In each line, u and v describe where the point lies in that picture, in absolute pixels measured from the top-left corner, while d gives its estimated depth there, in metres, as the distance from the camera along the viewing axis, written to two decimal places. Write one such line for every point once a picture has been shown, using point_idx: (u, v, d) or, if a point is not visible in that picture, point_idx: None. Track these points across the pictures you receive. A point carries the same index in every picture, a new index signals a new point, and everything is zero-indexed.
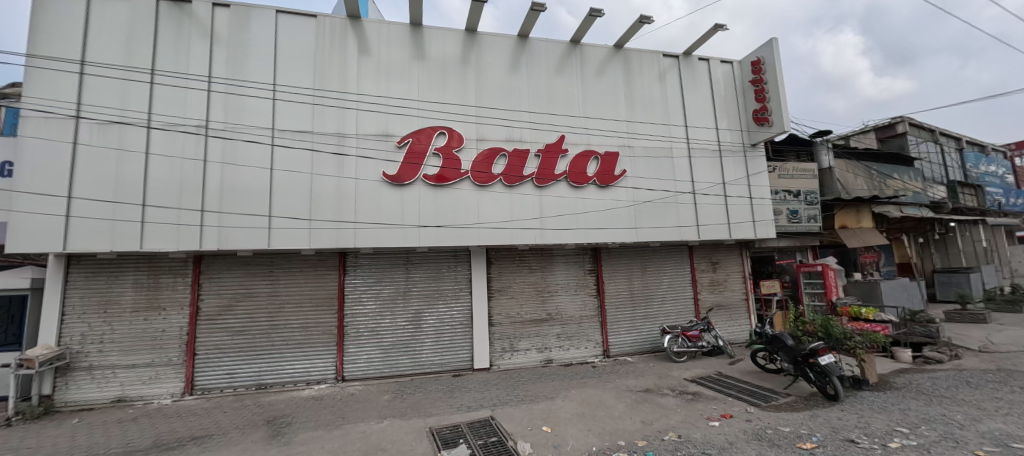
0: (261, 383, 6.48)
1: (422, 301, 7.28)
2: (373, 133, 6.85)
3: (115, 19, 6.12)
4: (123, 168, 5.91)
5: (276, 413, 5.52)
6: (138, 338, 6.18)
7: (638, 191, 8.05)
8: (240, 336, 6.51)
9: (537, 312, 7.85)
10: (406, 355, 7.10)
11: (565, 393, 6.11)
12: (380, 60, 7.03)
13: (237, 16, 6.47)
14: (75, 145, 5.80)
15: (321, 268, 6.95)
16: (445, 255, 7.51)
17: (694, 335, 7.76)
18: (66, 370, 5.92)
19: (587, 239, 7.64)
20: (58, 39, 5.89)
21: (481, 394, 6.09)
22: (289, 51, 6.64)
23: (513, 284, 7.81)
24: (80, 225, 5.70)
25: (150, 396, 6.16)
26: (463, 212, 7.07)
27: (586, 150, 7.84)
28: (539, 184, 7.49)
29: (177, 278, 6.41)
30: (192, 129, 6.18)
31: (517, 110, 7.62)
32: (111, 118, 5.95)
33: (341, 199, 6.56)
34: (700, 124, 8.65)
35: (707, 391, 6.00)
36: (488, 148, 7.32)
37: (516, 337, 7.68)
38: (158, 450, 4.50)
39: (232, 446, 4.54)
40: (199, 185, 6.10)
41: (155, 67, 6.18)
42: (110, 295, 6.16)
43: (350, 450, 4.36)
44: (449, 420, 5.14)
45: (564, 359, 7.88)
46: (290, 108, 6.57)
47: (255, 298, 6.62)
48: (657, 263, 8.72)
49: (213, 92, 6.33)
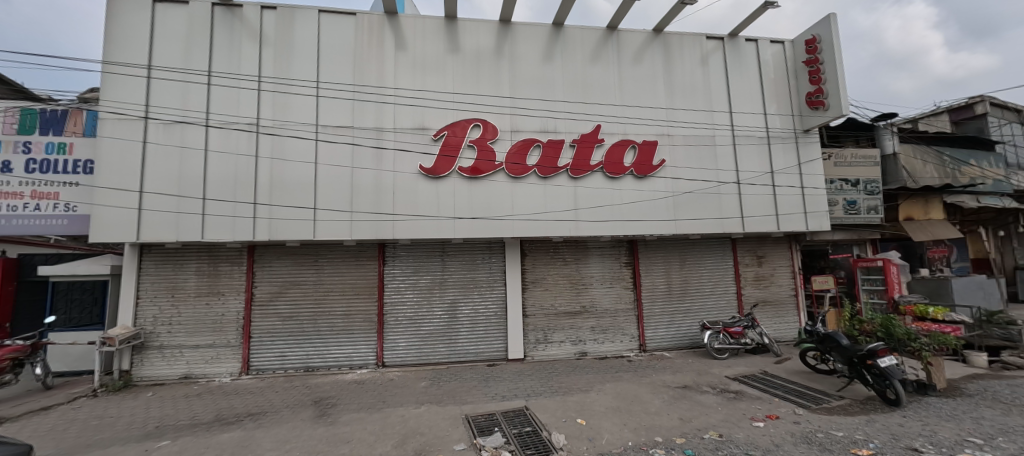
0: (309, 365, 6.88)
1: (457, 292, 7.42)
2: (410, 126, 7.00)
3: (176, 26, 6.57)
4: (185, 165, 6.38)
5: (322, 394, 5.86)
6: (200, 321, 6.71)
7: (678, 181, 7.75)
8: (289, 322, 6.91)
9: (571, 304, 7.80)
10: (443, 343, 7.29)
11: (600, 386, 6.06)
12: (416, 54, 7.15)
13: (283, 17, 6.78)
14: (144, 144, 6.33)
15: (362, 258, 7.23)
16: (480, 247, 7.60)
17: (737, 332, 7.44)
18: (142, 348, 6.54)
19: (623, 231, 7.47)
20: (129, 47, 6.43)
21: (515, 385, 6.16)
22: (331, 49, 6.88)
23: (547, 276, 7.79)
24: (151, 217, 6.23)
25: (212, 374, 6.68)
26: (498, 203, 7.11)
27: (623, 140, 7.64)
28: (574, 175, 7.38)
29: (233, 267, 6.88)
30: (244, 127, 6.57)
31: (552, 100, 7.52)
32: (174, 118, 6.43)
33: (380, 192, 6.77)
34: (746, 110, 8.18)
35: (751, 389, 5.74)
36: (523, 139, 7.29)
37: (550, 329, 7.68)
38: (220, 424, 4.89)
39: (284, 423, 4.87)
40: (252, 179, 6.49)
41: (211, 69, 6.60)
42: (177, 281, 6.71)
43: (391, 433, 4.56)
44: (484, 408, 5.24)
45: (599, 353, 7.80)
46: (332, 104, 6.82)
47: (302, 286, 7.00)
48: (697, 257, 8.40)
49: (262, 91, 6.68)
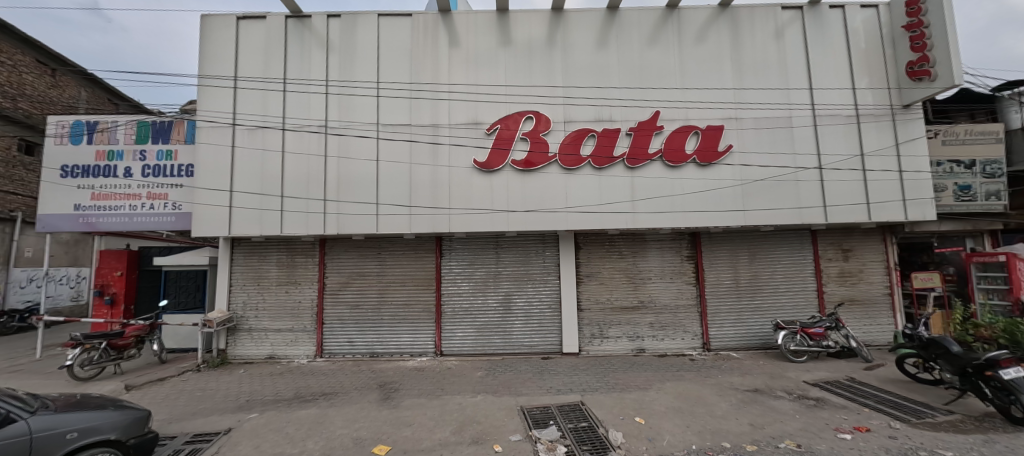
0: (374, 351, 7.33)
1: (511, 284, 7.48)
2: (464, 121, 7.13)
3: (256, 40, 7.23)
4: (267, 165, 7.04)
5: (386, 379, 6.22)
6: (281, 307, 7.40)
7: (747, 168, 7.15)
8: (356, 310, 7.40)
9: (627, 299, 7.54)
10: (498, 335, 7.40)
11: (659, 384, 5.81)
12: (469, 49, 7.25)
13: (346, 24, 7.22)
14: (233, 148, 7.06)
15: (421, 250, 7.53)
16: (534, 240, 7.58)
17: (818, 333, 6.74)
18: (234, 330, 7.37)
19: (684, 223, 7.05)
20: (219, 61, 7.19)
21: (571, 379, 6.10)
22: (390, 51, 7.19)
23: (602, 270, 7.59)
24: (239, 213, 6.96)
25: (292, 355, 7.35)
26: (551, 196, 7.03)
27: (684, 126, 7.20)
28: (630, 165, 7.09)
29: (307, 258, 7.49)
30: (315, 129, 7.10)
31: (606, 88, 7.27)
32: (256, 124, 7.10)
33: (436, 187, 6.99)
34: (830, 86, 7.33)
35: (835, 397, 5.17)
36: (576, 130, 7.14)
37: (606, 324, 7.49)
38: (298, 402, 5.37)
39: (353, 404, 5.24)
40: (322, 178, 7.01)
41: (286, 77, 7.19)
42: (261, 271, 7.45)
43: (449, 419, 4.71)
44: (539, 401, 5.25)
45: (658, 350, 7.48)
46: (391, 104, 7.14)
47: (367, 277, 7.46)
48: (769, 250, 7.70)
49: (330, 94, 7.15)
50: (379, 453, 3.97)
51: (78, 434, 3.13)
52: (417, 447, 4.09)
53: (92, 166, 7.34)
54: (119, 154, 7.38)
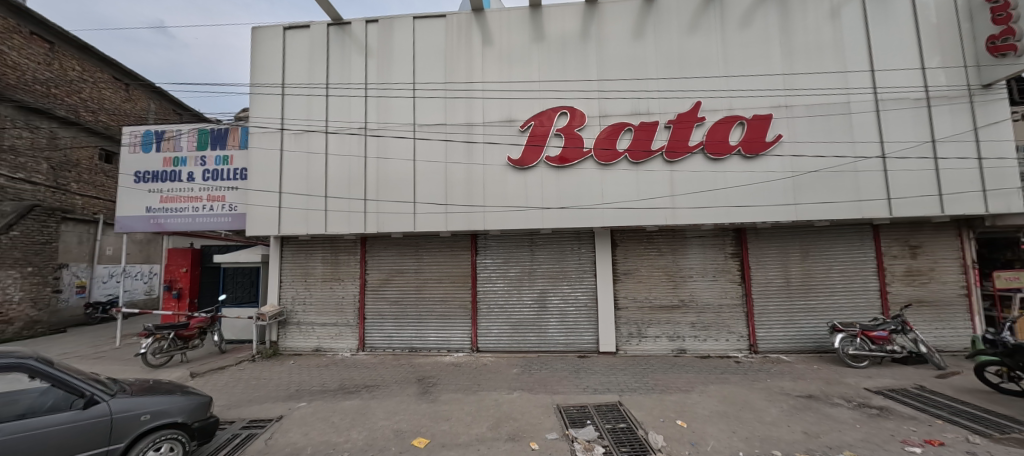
0: (413, 346, 7.54)
1: (546, 282, 7.43)
2: (498, 119, 7.16)
3: (301, 48, 7.61)
4: (312, 167, 7.40)
5: (424, 373, 6.37)
6: (326, 303, 7.77)
7: (799, 159, 6.70)
8: (396, 305, 7.64)
9: (667, 298, 7.29)
10: (533, 332, 7.38)
11: (702, 387, 5.57)
12: (502, 47, 7.27)
13: (384, 29, 7.44)
14: (281, 152, 7.49)
15: (456, 248, 7.65)
16: (569, 237, 7.48)
17: (881, 336, 6.20)
18: (285, 323, 7.82)
19: (728, 219, 6.71)
20: (269, 70, 7.64)
21: (608, 378, 5.98)
22: (425, 52, 7.34)
23: (641, 267, 7.38)
24: (288, 213, 7.36)
25: (336, 349, 7.69)
26: (587, 192, 6.91)
27: (728, 117, 6.85)
28: (669, 158, 6.83)
29: (350, 256, 7.81)
30: (355, 131, 7.37)
31: (644, 80, 7.04)
32: (302, 128, 7.48)
33: (471, 185, 7.07)
34: (894, 67, 6.71)
35: (902, 407, 4.75)
36: (612, 124, 6.98)
37: (644, 323, 7.29)
38: (343, 393, 5.62)
39: (393, 397, 5.41)
40: (362, 178, 7.28)
41: (328, 82, 7.51)
42: (308, 268, 7.86)
43: (485, 415, 4.76)
44: (576, 400, 5.19)
45: (700, 351, 7.19)
46: (427, 104, 7.29)
47: (405, 274, 7.67)
48: (825, 247, 7.17)
49: (369, 97, 7.41)
50: (419, 446, 4.08)
51: (150, 416, 3.43)
52: (455, 441, 4.16)
53: (160, 171, 8.02)
54: (183, 160, 8.02)
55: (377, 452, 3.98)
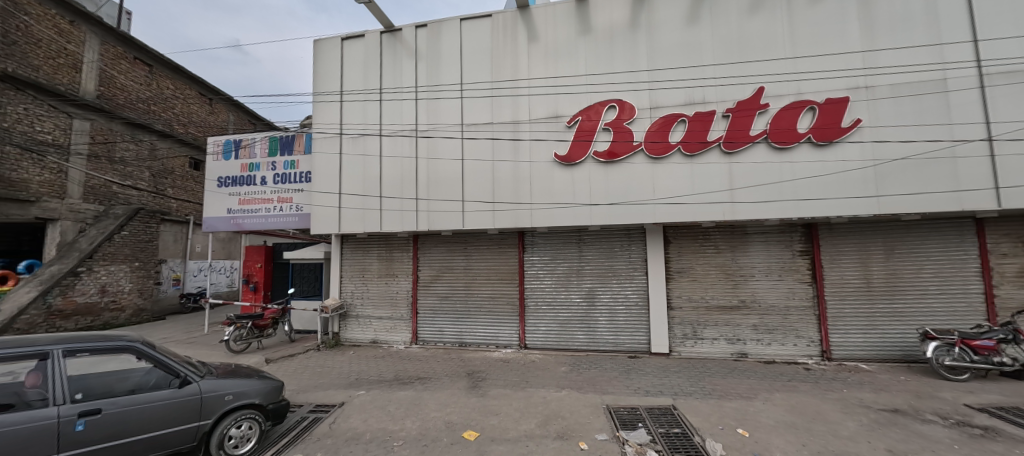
0: (462, 341, 7.74)
1: (595, 280, 7.28)
2: (544, 116, 7.12)
3: (357, 56, 8.04)
4: (368, 169, 7.81)
5: (474, 368, 6.51)
6: (382, 297, 8.18)
7: (882, 145, 6.00)
8: (446, 301, 7.87)
9: (725, 299, 6.87)
10: (582, 331, 7.27)
11: (766, 394, 5.18)
12: (548, 43, 7.20)
13: (432, 33, 7.67)
14: (341, 155, 7.98)
15: (504, 245, 7.72)
16: (618, 234, 7.27)
17: (986, 346, 5.41)
18: (345, 316, 8.34)
19: (795, 213, 6.17)
20: (329, 79, 8.16)
21: (660, 380, 5.75)
22: (472, 53, 7.47)
23: (696, 265, 7.01)
24: (347, 212, 7.84)
25: (392, 341, 8.08)
26: (637, 188, 6.66)
27: (797, 101, 6.29)
28: (728, 149, 6.41)
29: (403, 253, 8.16)
30: (407, 133, 7.67)
31: (698, 67, 6.66)
32: (359, 132, 7.92)
33: (518, 182, 7.09)
34: (1003, 36, 5.81)
35: (1013, 427, 4.11)
36: (664, 116, 6.67)
37: (700, 324, 6.92)
38: (398, 383, 5.89)
39: (444, 389, 5.59)
40: (414, 178, 7.56)
41: (381, 87, 7.88)
42: (365, 264, 8.32)
43: (534, 412, 4.76)
44: (626, 401, 5.05)
45: (764, 356, 6.70)
46: (474, 103, 7.41)
47: (455, 271, 7.88)
48: (914, 243, 6.36)
49: (419, 100, 7.68)
50: (469, 439, 4.18)
51: (233, 396, 3.82)
52: (504, 436, 4.21)
53: (238, 176, 8.87)
54: (257, 165, 8.81)
55: (430, 442, 4.13)
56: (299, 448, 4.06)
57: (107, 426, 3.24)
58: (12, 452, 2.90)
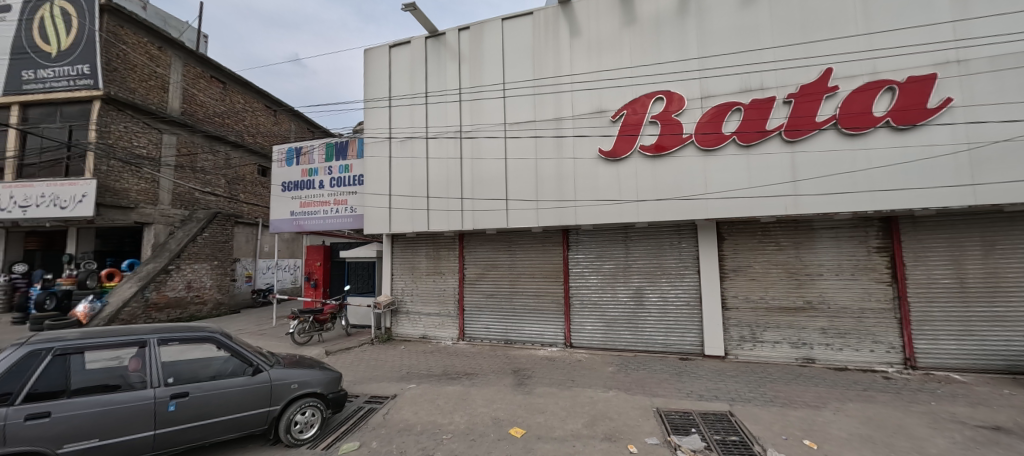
0: (508, 338, 7.81)
1: (643, 278, 7.05)
2: (588, 111, 7.00)
3: (403, 63, 8.35)
4: (416, 171, 8.09)
5: (520, 365, 6.55)
6: (430, 294, 8.45)
7: (978, 126, 5.28)
8: (492, 298, 7.98)
9: (787, 299, 6.38)
10: (630, 330, 7.07)
11: (836, 404, 4.75)
12: (591, 36, 7.06)
13: (475, 34, 7.79)
14: (390, 159, 8.34)
15: (548, 243, 7.68)
16: (667, 230, 6.98)
17: None
18: (396, 312, 8.71)
19: (871, 206, 5.58)
20: (379, 86, 8.55)
21: (715, 384, 5.46)
22: (514, 52, 7.50)
23: (754, 263, 6.57)
24: (397, 213, 8.18)
25: (440, 337, 8.32)
26: (687, 182, 6.36)
27: (874, 81, 5.68)
28: (790, 138, 5.93)
29: (449, 251, 8.38)
30: (451, 134, 7.86)
31: (755, 51, 6.24)
32: (407, 135, 8.23)
33: (562, 180, 7.02)
34: None
35: None
36: (716, 105, 6.31)
37: (760, 326, 6.49)
38: (446, 378, 6.07)
39: (490, 385, 5.68)
40: (459, 178, 7.73)
41: (427, 91, 8.13)
42: (414, 262, 8.64)
43: (581, 411, 4.71)
44: (678, 405, 4.84)
45: (834, 362, 6.14)
46: (517, 102, 7.45)
47: (499, 268, 7.97)
48: (1021, 238, 5.54)
49: (463, 101, 7.84)
50: (516, 435, 4.21)
51: (298, 384, 4.14)
52: (551, 435, 4.20)
53: (299, 181, 9.54)
54: (315, 170, 9.42)
55: (477, 437, 4.21)
56: (356, 436, 4.31)
57: (193, 408, 3.63)
58: (119, 428, 3.33)
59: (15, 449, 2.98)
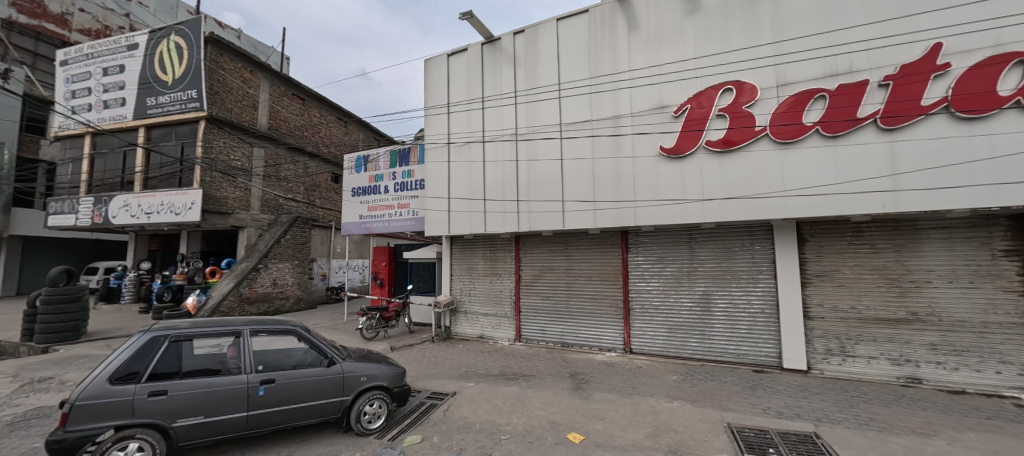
0: (565, 341, 7.71)
1: (710, 282, 6.59)
2: (647, 107, 6.71)
3: (461, 70, 8.60)
4: (473, 174, 8.29)
5: (577, 369, 6.43)
6: (487, 295, 8.59)
7: None
8: (548, 300, 7.92)
9: (885, 310, 5.61)
10: (696, 338, 6.64)
11: (952, 432, 4.08)
12: (650, 29, 6.76)
13: (530, 37, 7.82)
14: (449, 163, 8.63)
15: (606, 245, 7.47)
16: (738, 231, 6.46)
17: None
18: (455, 312, 8.96)
19: (996, 201, 4.74)
20: (438, 94, 8.90)
21: (797, 402, 4.94)
22: (569, 51, 7.40)
23: (843, 268, 5.86)
24: (456, 215, 8.43)
25: (497, 337, 8.42)
26: (761, 179, 5.84)
27: (994, 56, 4.85)
28: (886, 126, 5.22)
29: (506, 253, 8.46)
30: (507, 137, 7.95)
31: (841, 30, 5.59)
32: (464, 140, 8.46)
33: (620, 179, 6.79)
34: None
35: None
36: (795, 93, 5.74)
37: (850, 338, 5.77)
38: (503, 378, 6.12)
39: (547, 388, 5.63)
40: (515, 180, 7.79)
41: (483, 96, 8.30)
42: (472, 264, 8.84)
43: (642, 421, 4.49)
44: (753, 421, 4.45)
45: (947, 383, 5.28)
46: (573, 102, 7.34)
47: (556, 270, 7.89)
48: None
49: (518, 104, 7.89)
50: (574, 441, 4.12)
51: (367, 377, 4.41)
52: (611, 443, 4.06)
53: (367, 187, 10.20)
54: (381, 176, 10.03)
55: (535, 439, 4.19)
56: (419, 429, 4.48)
57: (279, 394, 4.00)
58: (219, 407, 3.76)
59: (141, 420, 3.49)
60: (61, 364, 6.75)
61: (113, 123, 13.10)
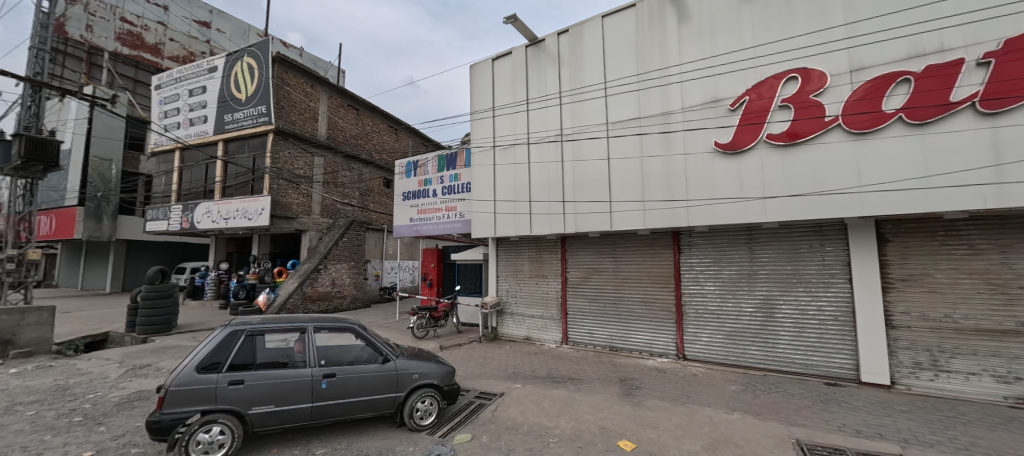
0: (613, 345, 7.51)
1: (773, 286, 6.13)
2: (700, 102, 6.38)
3: (505, 73, 8.68)
4: (518, 176, 8.32)
5: (627, 374, 6.23)
6: (533, 297, 8.58)
7: None
8: (595, 303, 7.76)
9: (988, 319, 4.92)
10: (757, 346, 6.19)
11: None
12: (702, 20, 6.43)
13: (574, 37, 7.73)
14: (495, 166, 8.73)
15: (657, 246, 7.18)
16: (805, 231, 5.96)
17: None
18: (501, 313, 9.03)
19: None
20: (483, 98, 9.03)
21: (878, 420, 4.45)
22: (615, 48, 7.23)
23: (934, 271, 5.21)
24: (502, 217, 8.50)
25: (543, 339, 8.39)
26: (832, 173, 5.34)
27: None
28: (987, 109, 4.59)
29: (552, 254, 8.40)
30: (552, 138, 7.89)
31: (927, 6, 5.00)
32: (509, 142, 8.52)
33: (671, 178, 6.51)
34: None
35: None
36: (872, 78, 5.19)
37: (944, 351, 5.11)
38: (551, 381, 6.07)
39: (595, 393, 5.51)
40: (560, 181, 7.71)
41: (528, 98, 8.31)
42: (518, 265, 8.87)
43: (698, 432, 4.26)
44: (827, 439, 4.06)
45: None
46: (619, 100, 7.16)
47: (603, 272, 7.71)
48: None
49: (563, 104, 7.81)
50: (625, 449, 4.00)
51: (419, 375, 4.56)
52: (664, 453, 3.89)
53: (416, 191, 10.58)
54: (429, 180, 10.35)
55: (584, 444, 4.11)
56: (468, 428, 4.57)
57: (339, 388, 4.25)
58: (287, 398, 4.06)
59: (222, 406, 3.84)
60: (157, 353, 7.62)
61: (197, 138, 14.62)
